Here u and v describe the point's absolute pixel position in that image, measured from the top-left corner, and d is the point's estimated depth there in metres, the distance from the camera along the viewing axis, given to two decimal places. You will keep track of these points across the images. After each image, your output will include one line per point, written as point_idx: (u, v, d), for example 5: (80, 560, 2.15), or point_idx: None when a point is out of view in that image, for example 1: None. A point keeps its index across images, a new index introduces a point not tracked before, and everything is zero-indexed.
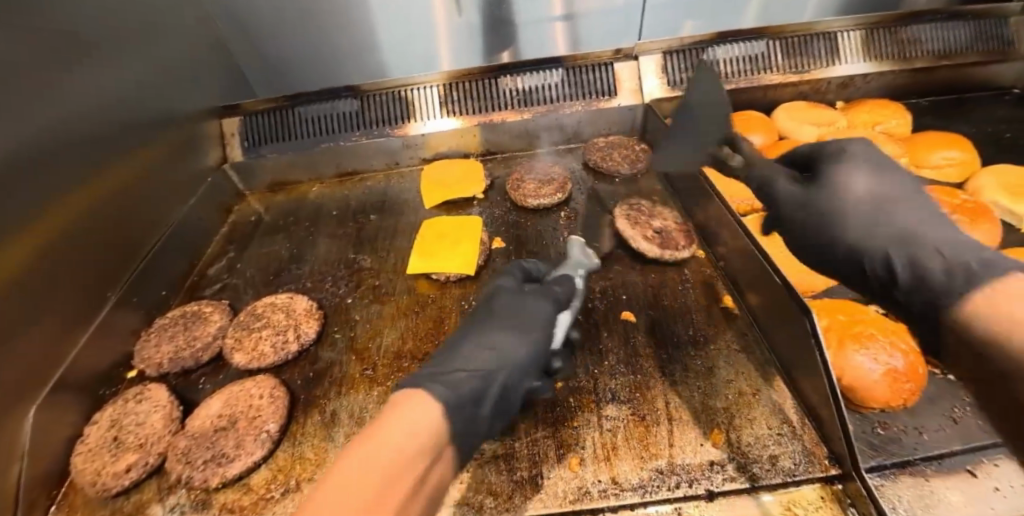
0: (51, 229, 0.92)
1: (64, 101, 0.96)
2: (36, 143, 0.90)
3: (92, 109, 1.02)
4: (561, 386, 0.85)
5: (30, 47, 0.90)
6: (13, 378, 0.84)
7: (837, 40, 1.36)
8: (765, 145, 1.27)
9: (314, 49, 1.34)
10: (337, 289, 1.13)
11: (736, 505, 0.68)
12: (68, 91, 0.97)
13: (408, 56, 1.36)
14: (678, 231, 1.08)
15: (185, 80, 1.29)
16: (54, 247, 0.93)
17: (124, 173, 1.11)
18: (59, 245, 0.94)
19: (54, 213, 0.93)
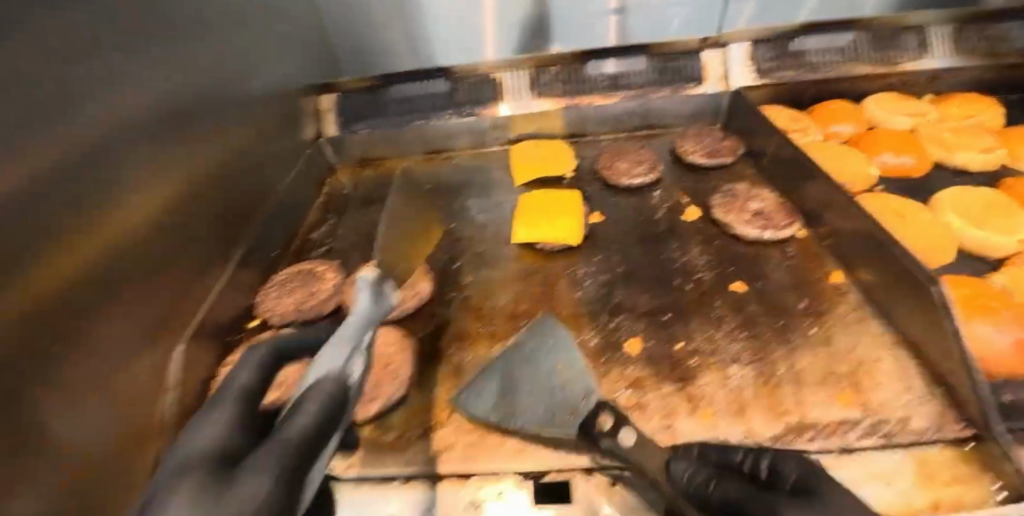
0: (188, 187, 0.97)
1: (205, 65, 1.04)
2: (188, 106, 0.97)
3: (221, 77, 1.10)
4: (682, 347, 0.88)
5: (11, 42, 0.56)
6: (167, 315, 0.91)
7: (926, 34, 1.38)
8: (857, 134, 1.29)
9: (389, 38, 1.52)
10: (441, 255, 1.17)
11: (874, 459, 0.71)
12: (207, 57, 1.05)
13: (457, 42, 1.54)
14: (777, 210, 1.11)
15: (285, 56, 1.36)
16: (190, 199, 0.98)
17: (234, 142, 1.15)
18: (194, 200, 0.99)
19: (190, 172, 0.97)
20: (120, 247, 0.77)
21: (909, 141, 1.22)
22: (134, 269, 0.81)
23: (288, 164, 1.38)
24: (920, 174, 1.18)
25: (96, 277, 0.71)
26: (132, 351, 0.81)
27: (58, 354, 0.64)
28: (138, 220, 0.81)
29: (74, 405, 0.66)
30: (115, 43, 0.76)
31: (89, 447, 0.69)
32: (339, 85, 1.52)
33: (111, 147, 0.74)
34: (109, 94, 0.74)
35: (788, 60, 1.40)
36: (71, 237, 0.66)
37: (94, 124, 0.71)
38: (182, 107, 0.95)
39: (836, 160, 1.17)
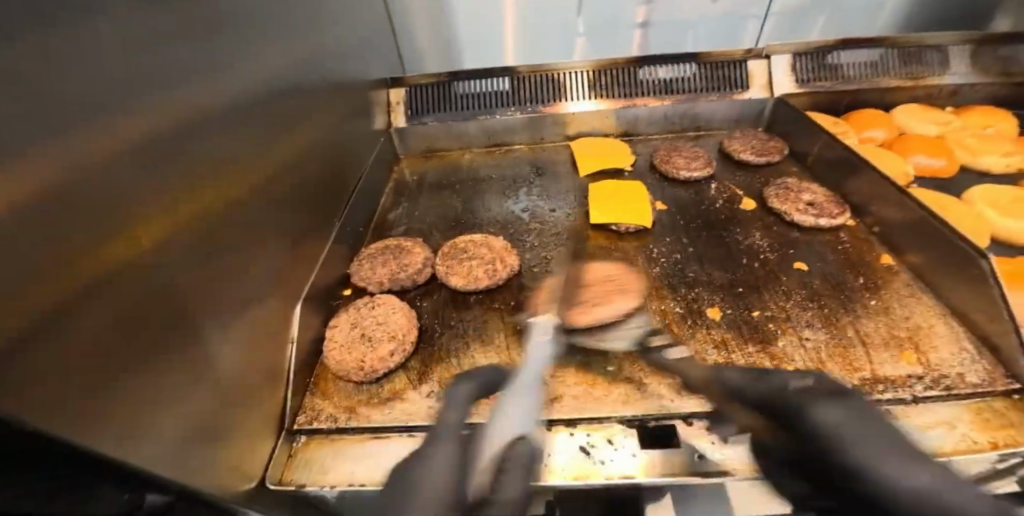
0: (279, 168, 1.02)
1: (295, 50, 1.10)
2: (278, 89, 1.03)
3: (310, 64, 1.17)
4: (758, 313, 0.99)
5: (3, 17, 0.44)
6: (280, 277, 0.98)
7: (948, 53, 1.53)
8: (890, 138, 1.42)
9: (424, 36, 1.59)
10: (520, 235, 1.28)
11: (937, 407, 0.82)
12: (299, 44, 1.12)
13: (482, 47, 1.62)
14: (829, 201, 1.23)
15: (359, 51, 1.43)
16: (282, 178, 1.04)
17: (323, 124, 1.22)
18: (286, 180, 1.05)
19: (279, 154, 1.02)
20: (221, 216, 0.80)
21: (938, 145, 1.36)
22: (241, 238, 0.86)
23: (366, 150, 1.47)
24: (949, 175, 1.32)
25: (205, 244, 0.75)
26: (251, 309, 0.87)
27: (187, 309, 0.69)
28: (237, 195, 0.86)
29: (206, 353, 0.72)
30: (204, 29, 0.80)
31: (222, 391, 0.75)
32: (407, 80, 1.61)
33: (208, 126, 0.78)
34: (202, 76, 0.78)
35: (825, 71, 1.54)
36: (178, 209, 0.68)
37: (190, 105, 0.74)
38: (270, 93, 1.00)
39: (876, 158, 1.30)
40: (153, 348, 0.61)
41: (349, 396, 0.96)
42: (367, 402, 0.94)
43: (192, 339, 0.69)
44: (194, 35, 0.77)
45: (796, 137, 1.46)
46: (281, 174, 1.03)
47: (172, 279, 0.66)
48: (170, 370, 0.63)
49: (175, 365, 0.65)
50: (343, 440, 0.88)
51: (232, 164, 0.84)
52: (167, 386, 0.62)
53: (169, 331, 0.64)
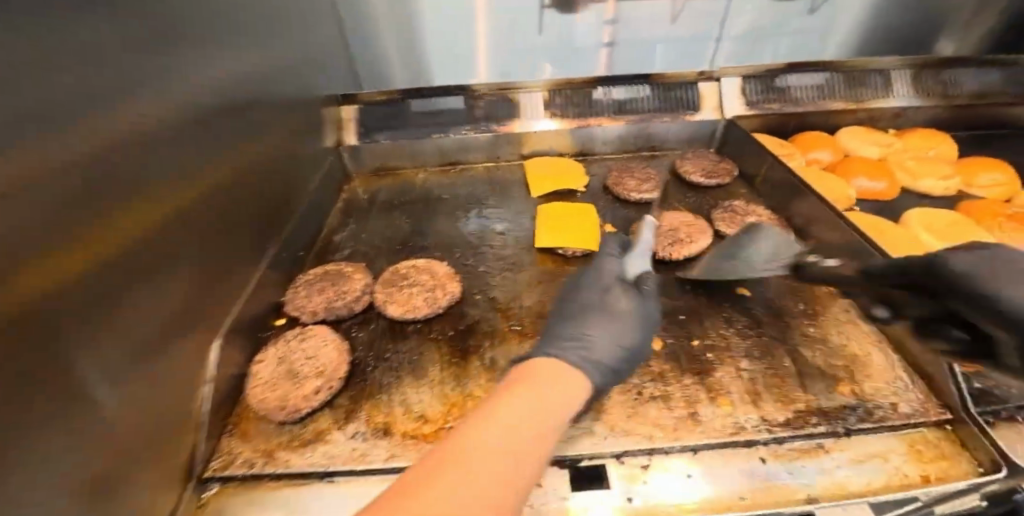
0: (212, 190, 0.98)
1: (231, 69, 1.06)
2: (211, 111, 0.98)
3: (247, 82, 1.12)
4: (698, 343, 0.97)
5: None
6: (197, 311, 0.91)
7: (890, 77, 1.57)
8: (835, 160, 1.45)
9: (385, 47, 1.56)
10: (466, 259, 1.24)
11: (871, 439, 0.81)
12: (235, 62, 1.07)
13: (452, 60, 1.59)
14: (772, 224, 1.24)
15: (308, 66, 1.39)
16: (215, 201, 0.99)
17: (262, 143, 1.17)
18: (217, 203, 1.00)
19: (213, 174, 0.98)
20: (143, 250, 0.76)
21: (881, 168, 1.38)
22: (163, 269, 0.81)
23: (312, 169, 1.42)
24: (890, 197, 1.35)
25: (117, 279, 0.70)
26: (167, 345, 0.82)
27: (84, 352, 0.63)
28: (160, 222, 0.81)
29: (102, 400, 0.66)
30: (133, 47, 0.77)
31: (119, 441, 0.69)
32: (360, 96, 1.57)
33: (128, 150, 0.74)
34: (128, 97, 0.74)
35: (774, 94, 1.56)
36: (81, 244, 0.64)
37: (108, 129, 0.70)
38: (207, 111, 0.96)
39: (821, 182, 1.32)
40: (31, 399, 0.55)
41: (269, 438, 0.90)
42: (287, 445, 0.88)
43: (87, 385, 0.64)
44: (121, 53, 0.73)
45: (746, 159, 1.46)
46: (212, 197, 0.98)
47: (71, 320, 0.61)
48: (49, 423, 0.58)
49: (58, 415, 0.59)
50: (258, 488, 0.82)
51: (155, 189, 0.79)
52: (44, 439, 0.57)
53: (56, 380, 0.59)
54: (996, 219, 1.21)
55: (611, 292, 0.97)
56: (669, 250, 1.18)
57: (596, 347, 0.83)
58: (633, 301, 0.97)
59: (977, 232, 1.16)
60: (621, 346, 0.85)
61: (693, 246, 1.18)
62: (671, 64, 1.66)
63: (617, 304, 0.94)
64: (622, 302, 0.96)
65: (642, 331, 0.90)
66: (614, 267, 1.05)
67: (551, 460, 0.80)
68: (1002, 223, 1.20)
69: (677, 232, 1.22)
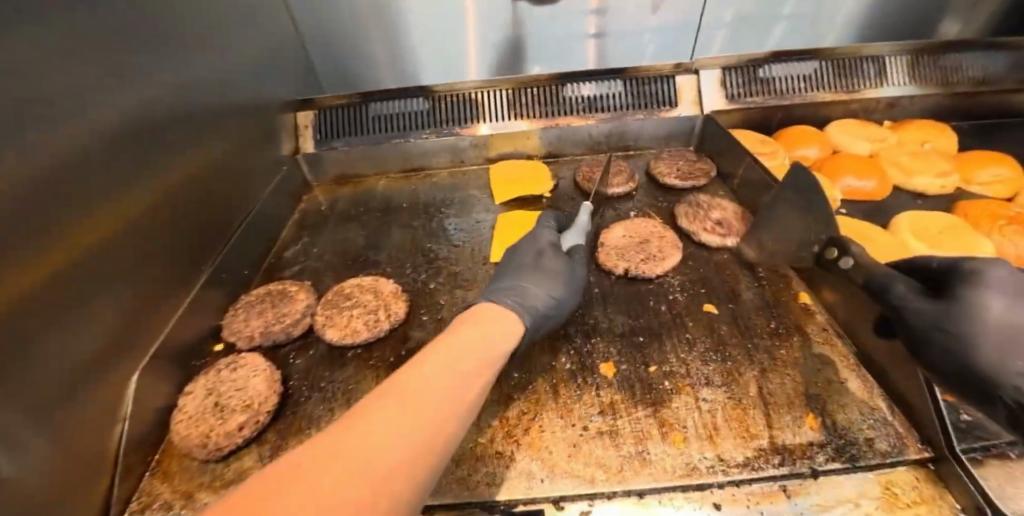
0: (151, 209, 0.93)
1: (169, 78, 0.99)
2: (147, 123, 0.92)
3: (190, 89, 1.05)
4: (655, 370, 0.89)
5: None
6: (119, 341, 0.85)
7: (885, 64, 1.44)
8: (822, 157, 1.34)
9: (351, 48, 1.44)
10: (417, 274, 1.17)
11: (842, 481, 0.72)
12: (173, 70, 1.00)
13: (431, 60, 1.46)
14: (736, 218, 1.20)
15: (260, 70, 1.33)
16: (153, 219, 0.94)
17: (205, 155, 1.11)
18: (155, 222, 0.94)
19: (151, 192, 0.93)
20: (59, 280, 0.71)
21: (871, 165, 1.27)
22: (85, 299, 0.76)
23: (263, 180, 1.36)
24: (880, 198, 1.24)
25: (24, 311, 0.65)
26: (84, 378, 0.77)
27: None
28: (85, 250, 0.76)
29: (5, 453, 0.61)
30: (59, 62, 0.72)
31: (29, 489, 0.64)
32: (319, 101, 1.50)
33: (51, 175, 0.70)
34: (53, 120, 0.71)
35: (757, 86, 1.45)
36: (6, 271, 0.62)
37: (30, 157, 0.66)
38: (148, 125, 0.92)
39: None
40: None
41: (188, 479, 0.84)
42: (206, 488, 0.82)
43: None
44: (44, 74, 0.69)
45: (725, 158, 1.36)
46: (149, 216, 0.93)
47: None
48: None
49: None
50: None
51: (79, 214, 0.75)
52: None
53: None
54: (995, 222, 1.10)
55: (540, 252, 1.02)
56: (636, 262, 1.08)
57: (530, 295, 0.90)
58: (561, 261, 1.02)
59: (974, 236, 1.06)
60: (551, 296, 0.93)
61: (658, 256, 1.09)
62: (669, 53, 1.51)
63: (552, 263, 1.01)
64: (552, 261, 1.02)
65: (570, 289, 0.98)
66: (549, 230, 1.10)
67: (481, 506, 0.73)
68: (1002, 226, 1.09)
69: (643, 242, 1.13)
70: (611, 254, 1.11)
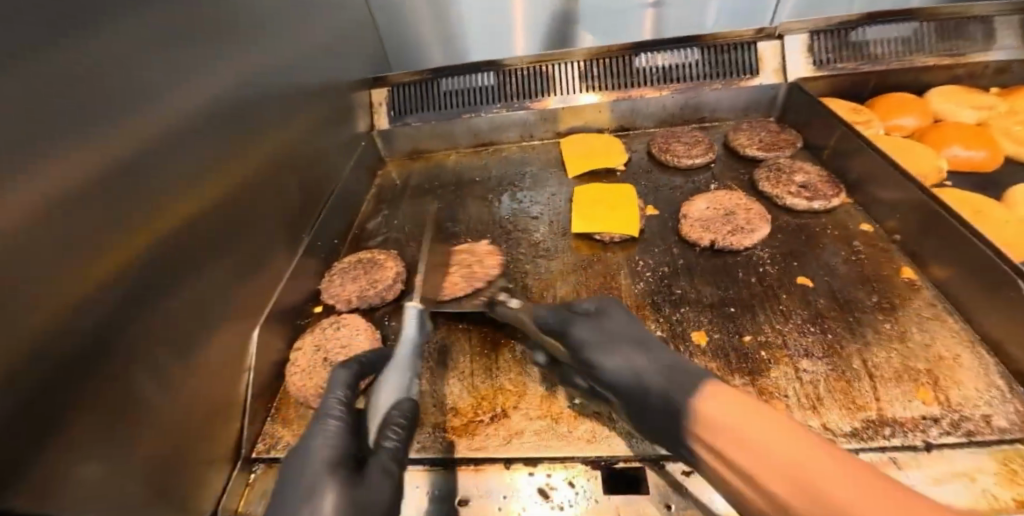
0: (242, 184, 0.99)
1: (252, 61, 1.04)
2: (233, 105, 0.97)
3: (271, 72, 1.11)
4: (750, 340, 0.89)
5: None
6: (230, 304, 0.94)
7: (996, 24, 1.32)
8: (922, 126, 1.25)
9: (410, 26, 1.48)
10: (498, 245, 1.21)
11: (955, 456, 0.69)
12: (255, 52, 1.05)
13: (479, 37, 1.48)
14: (823, 182, 1.17)
15: (337, 51, 1.37)
16: (245, 194, 1.00)
17: (288, 134, 1.17)
18: (247, 197, 1.01)
19: (240, 168, 0.99)
20: (168, 246, 0.78)
21: (983, 135, 1.18)
22: (191, 268, 0.83)
23: (345, 156, 1.42)
24: (990, 169, 1.16)
25: (137, 275, 0.71)
26: (199, 337, 0.85)
27: (108, 346, 0.65)
28: (187, 224, 0.82)
29: (135, 396, 0.69)
30: (147, 55, 0.75)
31: (154, 431, 0.73)
32: (391, 78, 1.53)
33: (155, 153, 0.75)
34: (153, 100, 0.76)
35: (847, 51, 1.36)
36: (114, 241, 0.66)
37: (139, 132, 0.72)
38: (235, 105, 0.97)
39: (905, 152, 1.15)
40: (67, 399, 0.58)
41: None
42: None
43: (120, 371, 0.67)
44: (144, 59, 0.74)
45: (813, 129, 1.30)
46: (240, 192, 0.99)
47: (101, 324, 0.64)
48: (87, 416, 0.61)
49: (97, 413, 0.62)
50: None
51: (181, 189, 0.81)
52: (85, 431, 0.60)
53: (86, 380, 0.61)
54: None
55: (314, 487, 0.60)
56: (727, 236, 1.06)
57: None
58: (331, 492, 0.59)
59: None
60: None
61: (747, 228, 1.07)
62: (727, 21, 1.44)
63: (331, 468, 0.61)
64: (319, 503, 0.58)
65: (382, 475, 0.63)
66: (325, 440, 0.65)
67: (586, 460, 0.77)
68: None
69: (728, 214, 1.11)
70: (696, 226, 1.10)
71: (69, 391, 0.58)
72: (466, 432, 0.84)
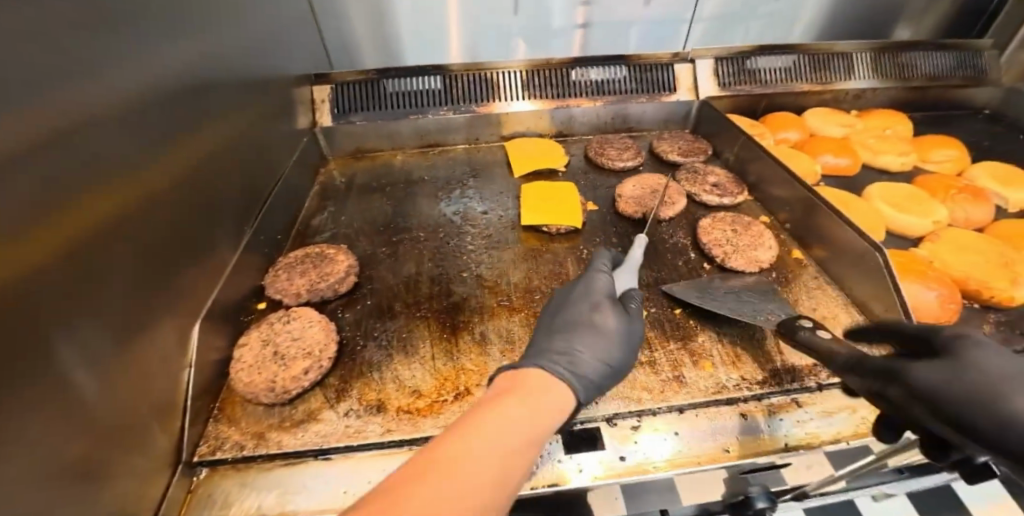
0: (187, 172, 0.94)
1: (201, 44, 1.00)
2: (181, 88, 0.93)
3: (219, 58, 1.07)
4: (680, 311, 1.02)
5: None
6: (174, 296, 0.88)
7: (852, 60, 1.64)
8: (802, 139, 1.51)
9: (346, 25, 1.45)
10: (451, 238, 1.26)
11: (839, 393, 0.86)
12: (204, 36, 1.01)
13: (418, 39, 1.50)
14: (729, 182, 1.37)
15: (284, 43, 1.34)
16: (188, 182, 0.95)
17: (232, 124, 1.12)
18: (190, 185, 0.96)
19: (186, 155, 0.94)
20: (115, 228, 0.73)
21: (846, 146, 1.46)
22: (137, 255, 0.78)
23: (287, 151, 1.38)
24: (853, 173, 1.43)
25: (77, 256, 0.65)
26: (143, 330, 0.79)
27: (51, 333, 0.59)
28: (133, 207, 0.78)
29: (82, 387, 0.64)
30: (98, 29, 0.71)
31: (100, 427, 0.67)
32: (335, 76, 1.52)
33: (103, 132, 0.71)
34: (103, 76, 0.71)
35: (745, 75, 1.61)
36: (59, 214, 0.62)
37: (86, 105, 0.68)
38: (182, 89, 0.93)
39: (791, 158, 1.39)
40: (8, 390, 0.53)
41: (257, 422, 0.89)
42: (278, 427, 0.88)
43: (65, 358, 0.62)
44: (95, 35, 0.70)
45: (719, 140, 1.52)
46: (184, 179, 0.93)
47: (43, 307, 0.59)
48: (27, 410, 0.55)
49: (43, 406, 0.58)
50: (250, 470, 0.81)
51: (126, 172, 0.76)
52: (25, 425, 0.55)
53: (25, 373, 0.55)
54: (949, 191, 1.32)
55: (603, 306, 0.85)
56: (724, 251, 1.14)
57: (583, 361, 0.74)
58: (620, 317, 0.85)
59: (933, 203, 1.27)
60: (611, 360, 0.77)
61: (670, 202, 1.28)
62: (648, 46, 1.60)
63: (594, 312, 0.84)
64: (605, 317, 0.83)
65: (624, 346, 0.81)
66: (605, 283, 0.91)
67: None
68: (954, 195, 1.31)
69: (655, 192, 1.31)
70: (631, 203, 1.28)
71: (12, 379, 0.53)
72: (433, 410, 0.87)
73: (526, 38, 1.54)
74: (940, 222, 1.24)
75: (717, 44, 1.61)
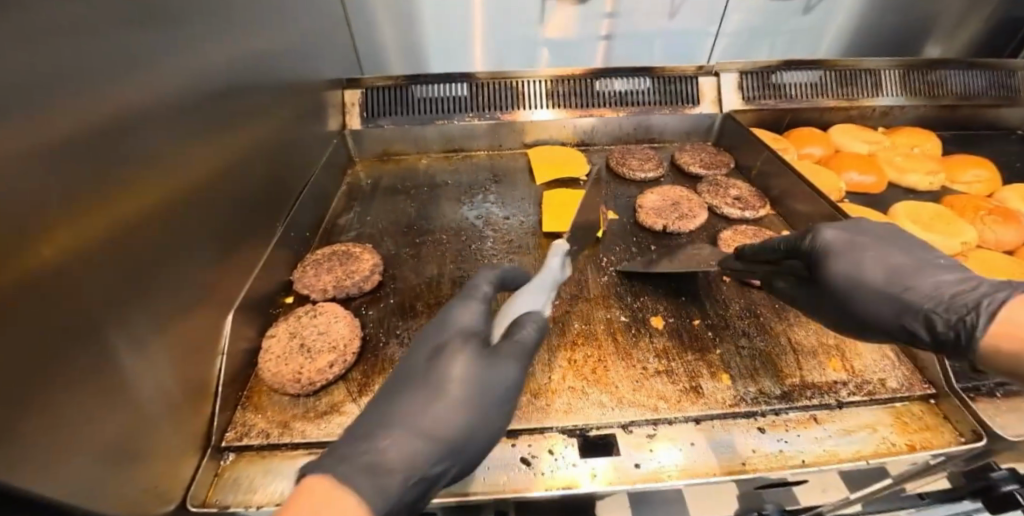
0: (223, 168, 0.99)
1: (239, 47, 1.04)
2: (221, 88, 0.97)
3: (255, 60, 1.11)
4: (698, 323, 1.03)
5: None
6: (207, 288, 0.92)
7: (881, 77, 1.63)
8: (827, 155, 1.51)
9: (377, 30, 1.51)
10: (471, 242, 1.28)
11: (859, 412, 0.86)
12: (242, 39, 1.05)
13: (444, 44, 1.56)
14: (752, 195, 1.37)
15: (317, 48, 1.39)
16: (223, 179, 0.99)
17: (266, 124, 1.17)
18: (224, 182, 0.99)
19: (222, 152, 0.98)
20: (155, 220, 0.77)
21: (872, 163, 1.45)
22: (174, 247, 0.82)
23: (317, 152, 1.43)
24: (879, 191, 1.42)
25: (117, 243, 0.68)
26: (178, 318, 0.83)
27: (95, 315, 0.63)
28: (172, 201, 0.82)
29: (122, 370, 0.67)
30: (145, 31, 0.75)
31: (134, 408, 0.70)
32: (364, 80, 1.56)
33: (145, 127, 0.75)
34: (148, 77, 0.76)
35: (770, 90, 1.61)
36: (105, 203, 0.65)
37: (131, 101, 0.71)
38: (220, 89, 0.97)
39: (815, 173, 1.38)
40: (54, 368, 0.56)
41: (282, 411, 0.92)
42: (302, 417, 0.91)
43: (108, 340, 0.65)
44: (141, 37, 0.74)
45: (742, 153, 1.52)
46: (220, 175, 0.98)
47: (88, 291, 0.62)
48: (72, 388, 0.59)
49: (88, 384, 0.61)
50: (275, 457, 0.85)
51: (168, 167, 0.80)
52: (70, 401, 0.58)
53: (69, 352, 0.59)
54: (979, 212, 1.30)
55: (452, 349, 0.71)
56: None
57: (420, 426, 0.63)
58: (472, 359, 0.70)
59: (961, 224, 1.25)
60: (457, 420, 0.64)
61: (690, 215, 1.29)
62: (669, 56, 1.64)
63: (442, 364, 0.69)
64: (452, 365, 0.69)
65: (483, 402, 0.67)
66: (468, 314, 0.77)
67: (562, 430, 0.84)
68: (983, 216, 1.29)
69: (674, 204, 1.33)
70: (650, 213, 1.29)
71: (57, 357, 0.57)
72: None
73: (551, 48, 1.60)
74: (968, 243, 1.22)
75: (737, 58, 1.65)
